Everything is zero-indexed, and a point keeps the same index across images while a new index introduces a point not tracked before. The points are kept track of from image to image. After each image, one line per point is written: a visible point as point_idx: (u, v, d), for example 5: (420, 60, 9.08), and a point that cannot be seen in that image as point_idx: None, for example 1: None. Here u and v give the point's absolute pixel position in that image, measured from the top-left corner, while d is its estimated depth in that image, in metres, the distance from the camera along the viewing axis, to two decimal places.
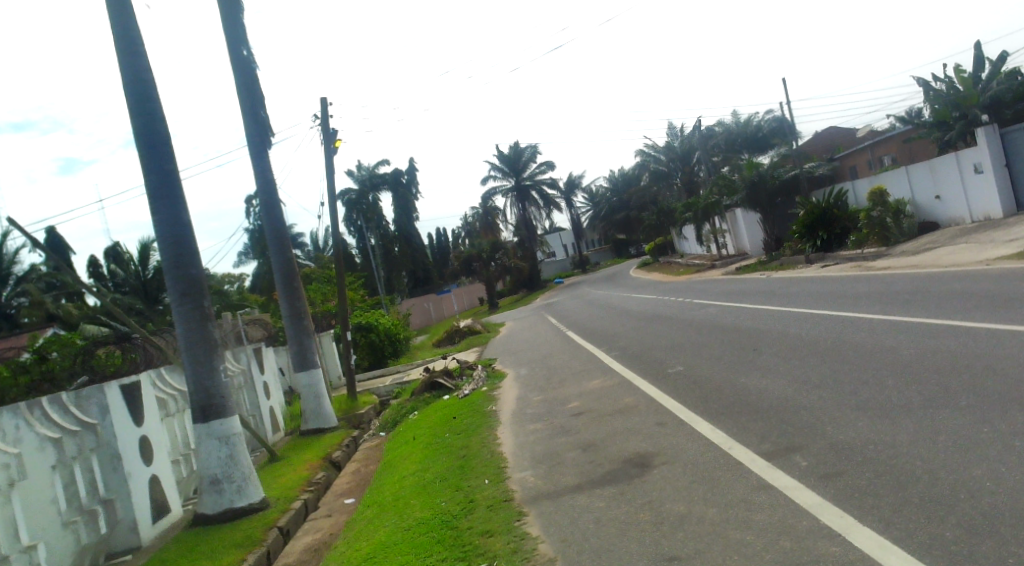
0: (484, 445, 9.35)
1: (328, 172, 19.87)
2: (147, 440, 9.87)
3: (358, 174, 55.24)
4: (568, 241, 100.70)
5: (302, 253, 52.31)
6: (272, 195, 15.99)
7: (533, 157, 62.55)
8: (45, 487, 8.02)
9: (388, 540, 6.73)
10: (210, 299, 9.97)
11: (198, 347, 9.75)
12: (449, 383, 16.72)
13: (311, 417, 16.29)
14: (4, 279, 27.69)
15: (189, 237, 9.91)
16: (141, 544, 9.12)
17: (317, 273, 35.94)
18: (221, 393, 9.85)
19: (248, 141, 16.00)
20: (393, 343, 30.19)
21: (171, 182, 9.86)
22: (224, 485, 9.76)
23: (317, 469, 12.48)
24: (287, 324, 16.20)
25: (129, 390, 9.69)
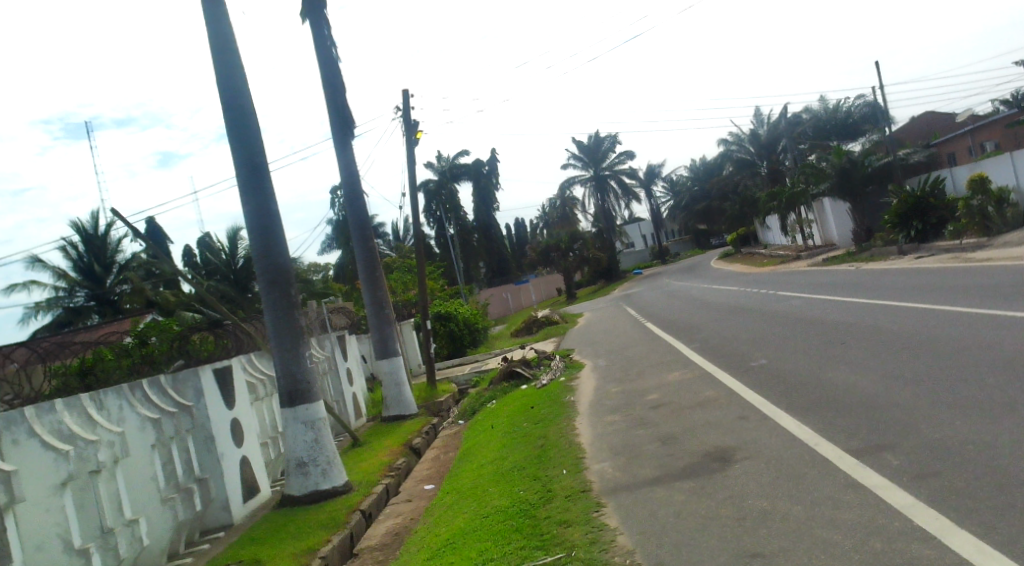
0: (561, 435, 9.37)
1: (410, 162, 20.20)
2: (238, 422, 10.33)
3: (439, 165, 55.93)
4: (647, 231, 99.60)
5: (383, 242, 53.37)
6: (356, 186, 16.35)
7: (612, 146, 61.99)
8: (144, 465, 8.43)
9: (467, 526, 6.81)
10: (297, 287, 10.29)
11: (285, 334, 10.09)
12: (526, 372, 16.75)
13: (392, 404, 16.59)
14: (107, 267, 29.15)
15: (276, 226, 10.24)
16: (232, 522, 9.64)
17: (398, 263, 36.66)
18: (307, 379, 10.18)
19: (333, 133, 16.43)
20: (472, 332, 30.52)
21: (260, 173, 10.18)
22: (310, 468, 10.09)
23: (397, 455, 12.77)
24: (369, 312, 16.61)
25: (222, 373, 10.19)
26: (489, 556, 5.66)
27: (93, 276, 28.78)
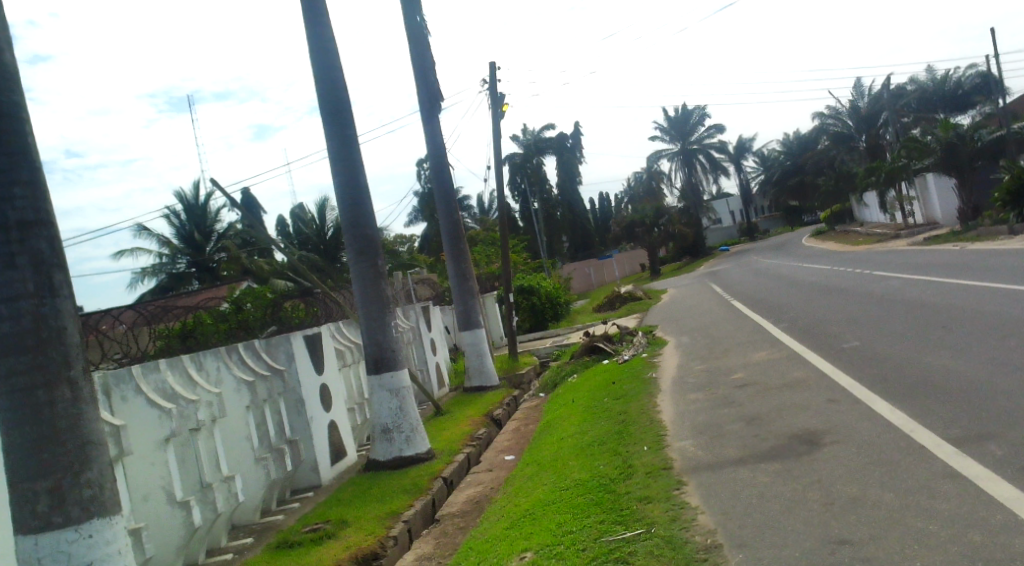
0: (642, 412, 9.30)
1: (496, 135, 20.23)
2: (327, 387, 10.72)
3: (524, 138, 55.94)
4: (736, 208, 97.07)
5: (468, 215, 53.88)
6: (442, 159, 16.52)
7: (701, 120, 60.47)
8: (239, 425, 8.85)
9: (547, 498, 6.87)
10: (384, 258, 10.51)
11: (372, 304, 10.34)
12: (608, 348, 16.67)
13: (474, 374, 16.79)
14: (207, 235, 30.50)
15: (365, 198, 10.45)
16: (320, 483, 10.02)
17: (481, 237, 36.94)
18: (392, 347, 10.44)
19: (420, 106, 16.60)
20: (554, 306, 30.54)
21: (350, 145, 10.39)
22: (394, 435, 10.36)
23: (478, 425, 12.98)
24: (453, 284, 16.85)
25: (312, 341, 10.56)
26: (569, 528, 5.68)
27: (194, 244, 30.20)
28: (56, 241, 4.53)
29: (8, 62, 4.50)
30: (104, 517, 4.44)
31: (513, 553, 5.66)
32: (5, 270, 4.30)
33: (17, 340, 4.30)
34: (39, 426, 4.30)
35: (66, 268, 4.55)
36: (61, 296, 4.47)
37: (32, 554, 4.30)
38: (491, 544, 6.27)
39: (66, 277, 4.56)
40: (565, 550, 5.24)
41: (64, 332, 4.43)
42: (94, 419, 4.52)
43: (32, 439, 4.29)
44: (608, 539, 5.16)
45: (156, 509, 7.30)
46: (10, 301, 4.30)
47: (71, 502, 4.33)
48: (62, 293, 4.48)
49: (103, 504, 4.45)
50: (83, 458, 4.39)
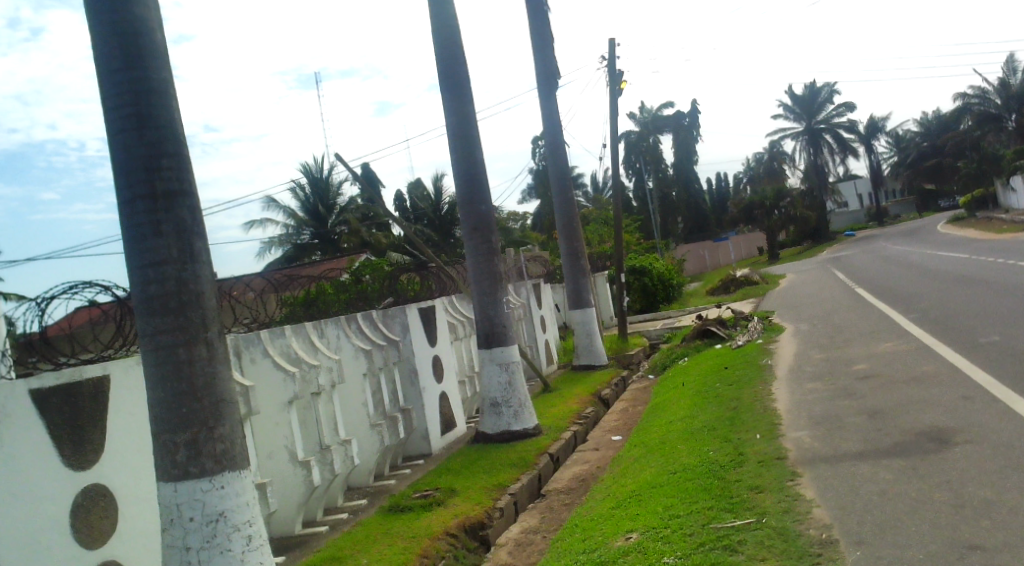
0: (756, 399, 9.04)
1: (613, 113, 19.97)
2: (439, 358, 11.02)
3: (641, 116, 55.03)
4: (864, 191, 91.97)
5: (581, 194, 53.58)
6: (558, 137, 16.49)
7: (830, 97, 57.56)
8: (356, 391, 9.23)
9: (654, 481, 6.81)
10: (498, 234, 10.62)
11: (485, 279, 10.53)
12: (721, 332, 16.27)
13: (583, 353, 16.77)
14: (330, 208, 31.62)
15: (481, 175, 10.58)
16: (430, 452, 10.33)
17: (594, 216, 36.68)
18: (503, 323, 10.60)
19: (538, 84, 16.61)
20: (666, 288, 30.04)
21: (468, 122, 10.51)
22: (503, 408, 10.53)
23: (586, 404, 13.00)
24: (565, 262, 16.83)
25: (426, 313, 10.86)
26: (675, 513, 5.61)
27: (318, 216, 31.27)
28: (198, 210, 4.83)
29: (158, 40, 4.79)
30: (234, 470, 4.74)
31: (618, 533, 5.65)
32: (152, 237, 4.63)
33: (161, 301, 4.63)
34: (180, 382, 4.63)
35: (205, 236, 4.86)
36: (200, 261, 4.77)
37: (172, 501, 4.66)
38: (596, 522, 6.29)
39: (206, 245, 4.86)
40: (672, 534, 5.18)
41: (202, 296, 4.73)
42: (228, 378, 4.83)
43: (173, 394, 4.63)
44: (717, 526, 5.07)
45: (279, 466, 7.74)
46: (156, 266, 4.63)
47: (206, 453, 4.65)
48: (202, 259, 4.79)
49: (233, 458, 4.75)
50: (216, 414, 4.70)
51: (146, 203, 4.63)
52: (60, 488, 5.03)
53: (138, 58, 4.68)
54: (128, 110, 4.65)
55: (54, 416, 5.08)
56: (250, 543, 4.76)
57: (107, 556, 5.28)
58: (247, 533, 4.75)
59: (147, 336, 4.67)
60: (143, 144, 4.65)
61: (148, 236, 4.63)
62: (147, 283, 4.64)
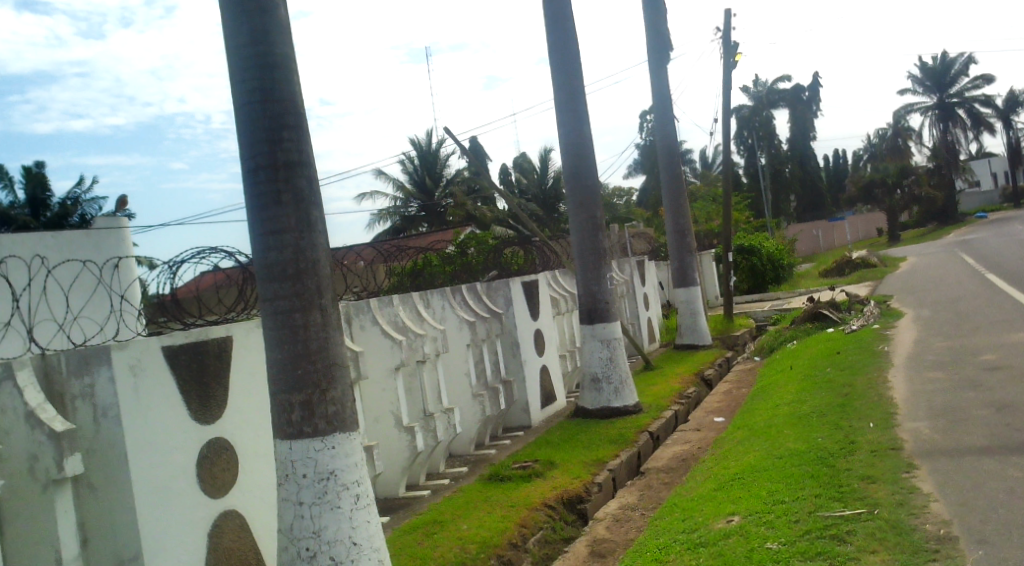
0: (871, 386, 8.64)
1: (726, 86, 19.32)
2: (541, 332, 11.09)
3: (755, 89, 53.07)
4: (1000, 169, 85.48)
5: (689, 170, 52.29)
6: (668, 111, 16.12)
7: (965, 69, 53.57)
8: (460, 361, 9.42)
9: (758, 464, 6.64)
10: (603, 210, 10.53)
11: (589, 254, 10.48)
12: (834, 315, 15.60)
13: (686, 332, 16.48)
14: (437, 181, 32.21)
15: (588, 150, 10.48)
16: (531, 424, 10.44)
17: (702, 192, 35.75)
18: (606, 299, 10.53)
19: (649, 57, 16.25)
20: (776, 269, 29.02)
21: (577, 96, 10.42)
22: (604, 384, 10.50)
23: (688, 383, 12.80)
24: (670, 240, 16.50)
25: (529, 287, 10.93)
26: (780, 498, 5.46)
27: (426, 189, 31.93)
28: (315, 181, 5.02)
29: (282, 16, 4.97)
30: (345, 431, 4.95)
31: (719, 516, 5.56)
32: (273, 207, 4.86)
33: (280, 268, 4.86)
34: (296, 344, 4.85)
35: (321, 205, 5.04)
36: (317, 230, 4.97)
37: (288, 458, 4.92)
38: (697, 503, 6.20)
39: (321, 214, 5.04)
40: (776, 520, 5.05)
41: (317, 264, 4.93)
42: (340, 343, 5.02)
43: (290, 356, 4.86)
44: (824, 515, 4.91)
45: (386, 430, 8.01)
46: (276, 235, 4.85)
47: (319, 414, 4.87)
48: (318, 229, 4.98)
49: (344, 420, 4.95)
50: (329, 377, 4.90)
51: (268, 174, 4.86)
52: (188, 439, 5.38)
53: (263, 33, 4.87)
54: (253, 85, 4.86)
55: (183, 372, 5.44)
56: (358, 502, 4.97)
57: (228, 505, 5.64)
58: (356, 492, 4.96)
59: (267, 300, 4.91)
60: (266, 116, 4.86)
61: (270, 205, 4.86)
62: (268, 250, 4.87)
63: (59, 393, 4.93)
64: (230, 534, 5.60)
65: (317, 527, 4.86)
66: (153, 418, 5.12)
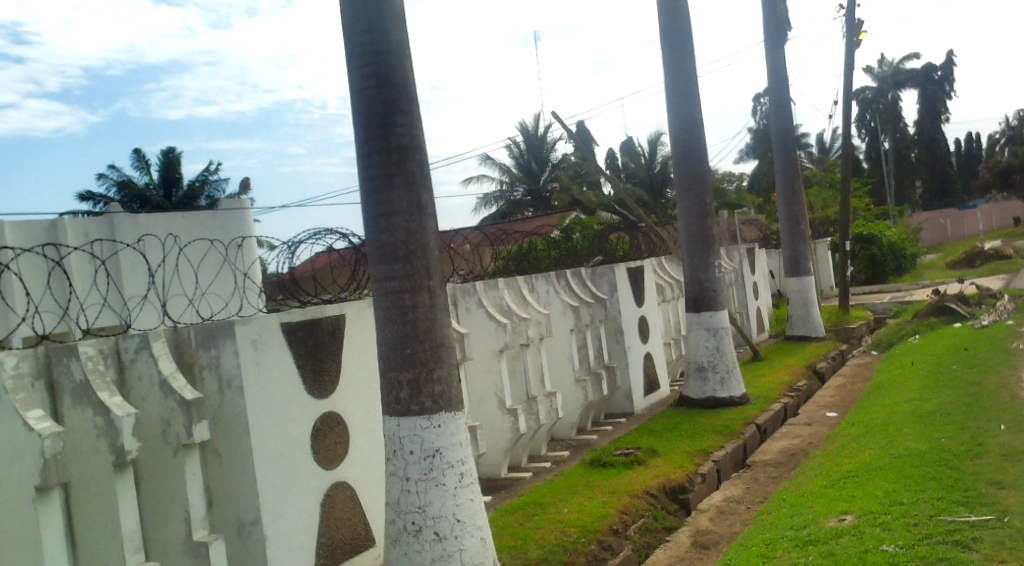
0: (1002, 386, 8.07)
1: (849, 66, 18.37)
2: (645, 319, 10.97)
3: (879, 70, 50.23)
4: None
5: (805, 155, 50.15)
6: (784, 93, 15.51)
7: None
8: (563, 345, 9.44)
9: (875, 463, 6.34)
10: (713, 195, 10.26)
11: (697, 241, 10.26)
12: (962, 310, 14.64)
13: (798, 323, 15.89)
14: (543, 166, 32.24)
15: (699, 133, 10.22)
16: (633, 411, 10.34)
17: (819, 178, 34.22)
18: (715, 287, 10.29)
19: (765, 37, 15.65)
20: (898, 259, 27.48)
21: (688, 78, 10.17)
22: (709, 373, 10.28)
23: (799, 376, 12.35)
24: (783, 227, 15.92)
25: (635, 273, 10.81)
26: (897, 499, 5.20)
27: (531, 173, 32.03)
28: (426, 166, 5.13)
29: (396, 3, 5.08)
30: (450, 411, 5.06)
31: (831, 514, 5.34)
32: (385, 190, 4.99)
33: (391, 249, 4.99)
34: (406, 323, 4.98)
35: (431, 189, 5.15)
36: (426, 213, 5.08)
37: (395, 434, 5.07)
38: (806, 500, 5.99)
39: (431, 198, 5.15)
40: (893, 521, 4.82)
41: (426, 247, 5.04)
42: (447, 325, 5.13)
43: (400, 335, 4.99)
44: (947, 519, 4.64)
45: (489, 411, 8.14)
46: (388, 217, 4.99)
47: (426, 393, 5.00)
48: (428, 212, 5.09)
49: (450, 400, 5.07)
50: (436, 356, 5.02)
51: (381, 158, 4.99)
52: (304, 412, 5.65)
53: (379, 21, 5.00)
54: (369, 71, 4.99)
55: (300, 347, 5.69)
56: (462, 480, 5.08)
57: (340, 476, 5.89)
58: (460, 471, 5.07)
59: (378, 280, 5.06)
60: (380, 102, 4.99)
61: (383, 188, 4.99)
62: (380, 232, 5.02)
63: (189, 363, 5.26)
64: (341, 504, 5.85)
65: (422, 502, 5.00)
66: (273, 391, 5.39)
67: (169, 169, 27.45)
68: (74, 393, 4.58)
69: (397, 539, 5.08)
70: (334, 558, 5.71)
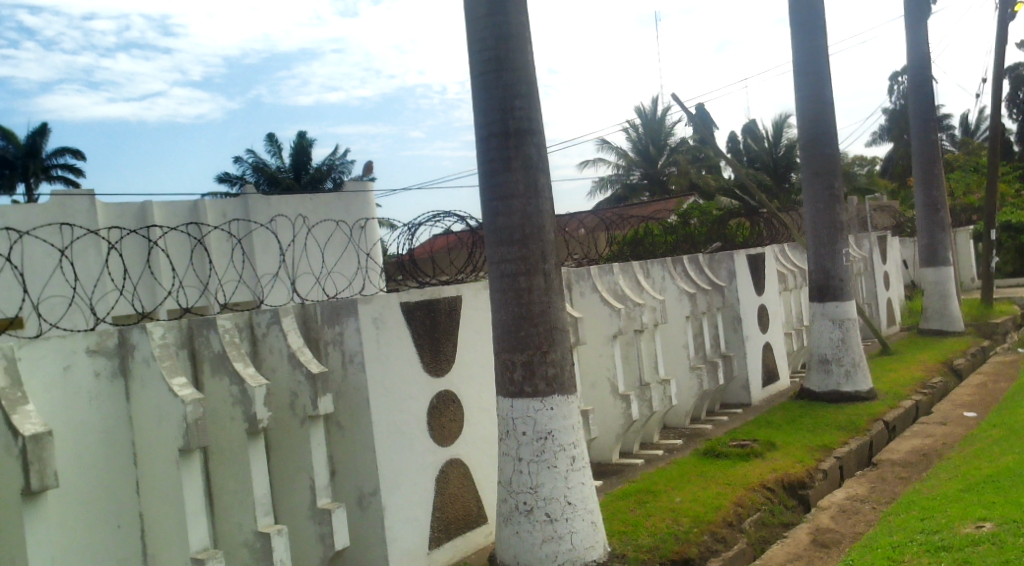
0: None
1: (1001, 40, 16.95)
2: (765, 308, 10.60)
3: None
4: None
5: (947, 137, 46.78)
6: (925, 71, 14.50)
7: None
8: (678, 333, 9.28)
9: (1019, 468, 5.88)
10: (843, 180, 9.75)
11: (824, 228, 9.79)
12: None
13: (933, 316, 14.91)
14: (661, 149, 31.63)
15: (829, 114, 9.71)
16: (750, 402, 10.03)
17: (963, 161, 31.84)
18: (841, 276, 9.81)
19: (906, 10, 14.66)
20: None
21: (819, 57, 9.67)
22: (833, 366, 9.83)
23: (934, 373, 11.60)
24: (920, 214, 14.95)
25: (755, 260, 10.46)
26: None
27: (649, 157, 31.48)
28: (543, 149, 5.14)
29: None
30: (563, 394, 5.08)
31: (967, 519, 5.01)
32: (503, 173, 5.03)
33: (508, 232, 5.04)
34: (521, 306, 5.02)
35: (548, 171, 5.15)
36: (543, 197, 5.10)
37: (509, 415, 5.14)
38: (939, 503, 5.64)
39: (548, 181, 5.15)
40: None
41: (542, 230, 5.05)
42: (561, 308, 5.14)
43: (514, 317, 5.04)
44: None
45: (602, 395, 8.11)
46: (505, 200, 5.04)
47: (539, 375, 5.03)
48: (545, 195, 5.11)
49: (563, 383, 5.09)
50: (550, 339, 5.04)
51: (499, 141, 5.04)
52: (421, 389, 5.82)
53: (499, 6, 5.02)
54: (489, 56, 5.03)
55: (419, 326, 5.86)
56: (574, 463, 5.10)
57: (454, 453, 6.03)
58: (572, 454, 5.09)
59: (494, 263, 5.13)
60: (500, 85, 5.02)
61: (501, 171, 5.04)
62: (497, 215, 5.07)
63: (315, 338, 5.53)
64: (455, 480, 6.00)
65: (535, 483, 5.05)
66: (392, 368, 5.57)
67: (300, 152, 28.85)
68: (213, 362, 4.89)
69: (509, 518, 5.15)
70: (448, 532, 5.86)
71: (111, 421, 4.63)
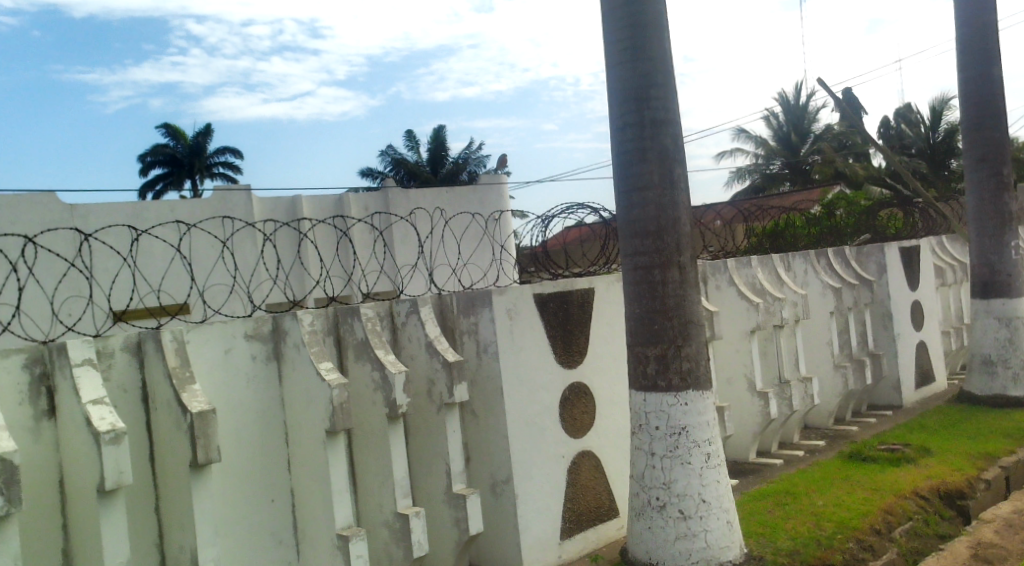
0: None
1: None
2: (920, 304, 9.91)
3: None
4: None
5: None
6: None
7: None
8: (822, 329, 8.84)
9: None
10: (1012, 165, 8.93)
11: (989, 218, 9.02)
12: None
13: None
14: (804, 137, 30.17)
15: (998, 94, 8.90)
16: (902, 404, 9.41)
17: None
18: (1009, 271, 9.01)
19: None
20: None
21: (986, 31, 8.88)
22: (998, 368, 9.06)
23: None
24: None
25: (908, 253, 9.81)
26: None
27: (791, 145, 30.09)
28: (679, 139, 5.03)
29: None
30: (698, 389, 4.97)
31: None
32: (638, 164, 4.97)
33: (643, 224, 4.97)
34: (655, 299, 4.95)
35: (684, 161, 5.04)
36: (679, 188, 4.99)
37: (642, 409, 5.09)
38: None
39: (684, 172, 5.04)
40: None
41: (678, 222, 4.95)
42: (697, 301, 5.01)
43: (648, 311, 4.97)
44: None
45: (739, 392, 7.86)
46: (640, 191, 4.97)
47: (673, 369, 4.94)
48: (681, 185, 5.00)
49: (698, 377, 4.97)
50: (684, 333, 4.94)
51: (634, 132, 4.97)
52: (554, 380, 5.86)
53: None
54: (625, 46, 4.98)
55: (552, 318, 5.91)
56: (709, 461, 4.98)
57: (586, 445, 6.04)
58: (707, 451, 4.97)
59: (628, 255, 5.07)
60: (635, 75, 4.95)
61: (635, 163, 4.98)
62: (632, 207, 5.02)
63: (451, 328, 5.69)
64: (587, 472, 6.01)
65: (668, 479, 4.97)
66: (526, 359, 5.65)
67: (438, 147, 29.67)
68: (357, 349, 5.14)
69: (641, 512, 5.10)
70: (580, 523, 5.87)
71: (266, 401, 4.95)
